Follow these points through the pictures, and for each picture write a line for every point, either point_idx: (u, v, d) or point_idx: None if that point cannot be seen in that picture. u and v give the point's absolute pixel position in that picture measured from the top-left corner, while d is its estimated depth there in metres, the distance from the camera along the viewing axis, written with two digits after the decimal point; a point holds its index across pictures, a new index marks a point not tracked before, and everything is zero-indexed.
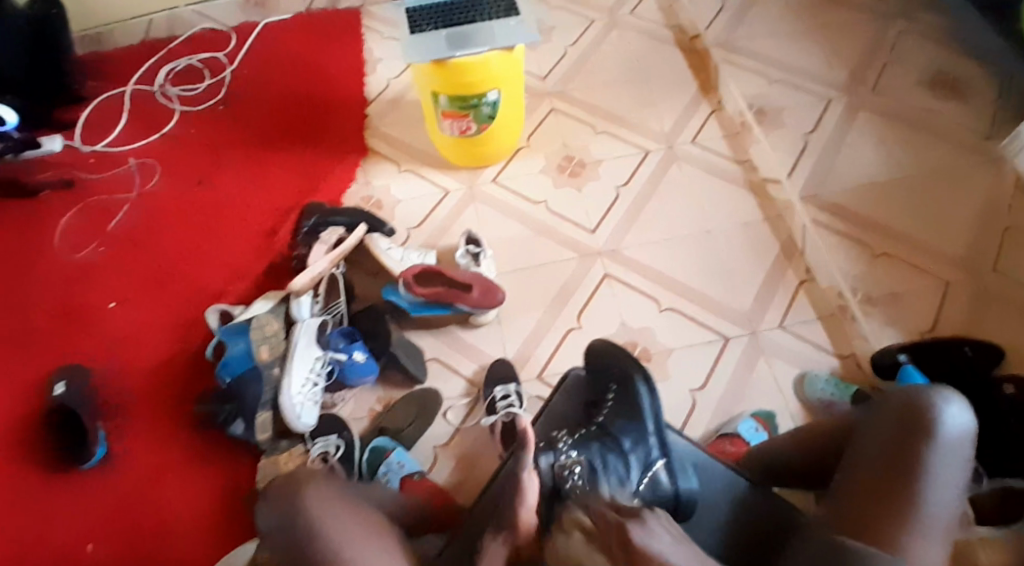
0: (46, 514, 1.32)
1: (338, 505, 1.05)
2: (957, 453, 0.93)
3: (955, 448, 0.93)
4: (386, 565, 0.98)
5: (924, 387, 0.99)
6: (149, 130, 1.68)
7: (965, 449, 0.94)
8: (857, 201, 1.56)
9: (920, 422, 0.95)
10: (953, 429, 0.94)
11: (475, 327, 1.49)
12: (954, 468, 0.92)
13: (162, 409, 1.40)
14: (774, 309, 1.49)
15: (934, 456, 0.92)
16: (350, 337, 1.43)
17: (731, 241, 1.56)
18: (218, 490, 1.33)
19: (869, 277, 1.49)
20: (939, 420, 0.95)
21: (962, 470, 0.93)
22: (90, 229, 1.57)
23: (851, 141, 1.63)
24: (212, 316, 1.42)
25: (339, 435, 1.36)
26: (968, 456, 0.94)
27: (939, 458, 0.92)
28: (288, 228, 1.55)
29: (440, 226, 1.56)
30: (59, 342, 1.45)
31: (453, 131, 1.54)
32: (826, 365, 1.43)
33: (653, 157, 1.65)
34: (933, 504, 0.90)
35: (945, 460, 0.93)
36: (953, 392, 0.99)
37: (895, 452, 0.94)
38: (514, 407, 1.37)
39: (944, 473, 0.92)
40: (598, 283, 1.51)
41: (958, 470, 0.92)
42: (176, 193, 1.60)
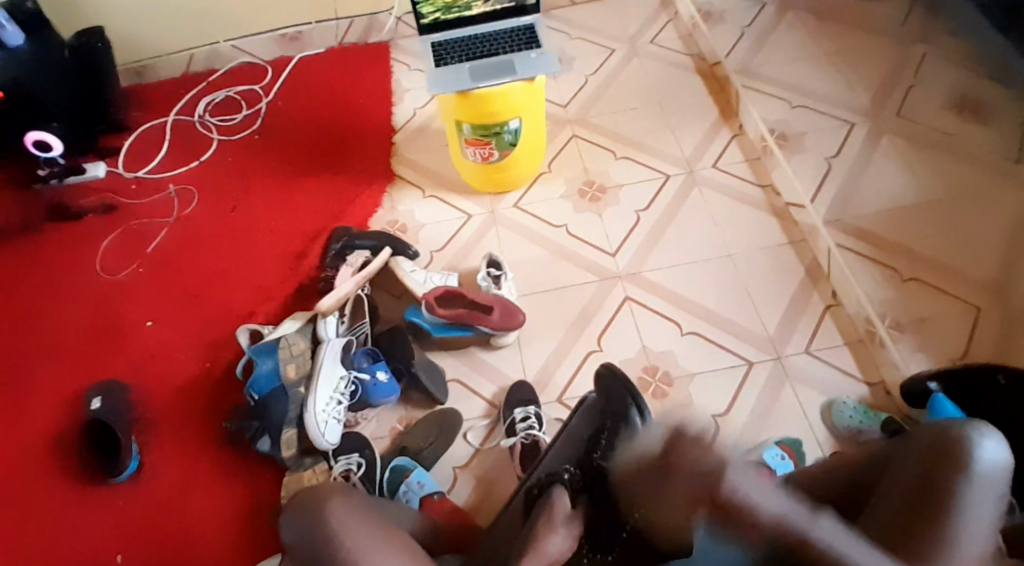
0: (76, 521, 1.36)
1: (354, 520, 1.06)
2: (994, 486, 0.92)
3: (991, 482, 0.92)
4: None
5: (960, 422, 0.99)
6: (188, 157, 1.76)
7: (1001, 483, 0.92)
8: (882, 224, 1.55)
9: (954, 455, 0.94)
10: (990, 464, 0.93)
11: (497, 349, 1.51)
12: (988, 499, 0.91)
13: (192, 426, 1.45)
14: (800, 332, 1.49)
15: (970, 489, 0.91)
16: (373, 357, 1.48)
17: (753, 264, 1.56)
18: (244, 504, 1.37)
19: (896, 302, 1.47)
20: (974, 455, 0.93)
21: (995, 503, 0.91)
22: (130, 252, 1.64)
23: (876, 164, 1.62)
24: (243, 336, 1.47)
25: (359, 454, 1.39)
26: (1004, 490, 0.93)
27: (974, 491, 0.91)
28: (318, 251, 1.59)
29: (463, 251, 1.59)
30: (98, 359, 1.51)
31: (476, 158, 1.58)
32: (854, 393, 1.42)
33: (673, 181, 1.66)
34: (969, 533, 0.88)
35: (981, 493, 0.91)
36: (991, 428, 0.98)
37: (927, 491, 0.92)
38: (533, 428, 1.38)
39: (980, 507, 0.89)
40: (619, 306, 1.52)
41: (993, 504, 0.91)
42: (211, 217, 1.67)
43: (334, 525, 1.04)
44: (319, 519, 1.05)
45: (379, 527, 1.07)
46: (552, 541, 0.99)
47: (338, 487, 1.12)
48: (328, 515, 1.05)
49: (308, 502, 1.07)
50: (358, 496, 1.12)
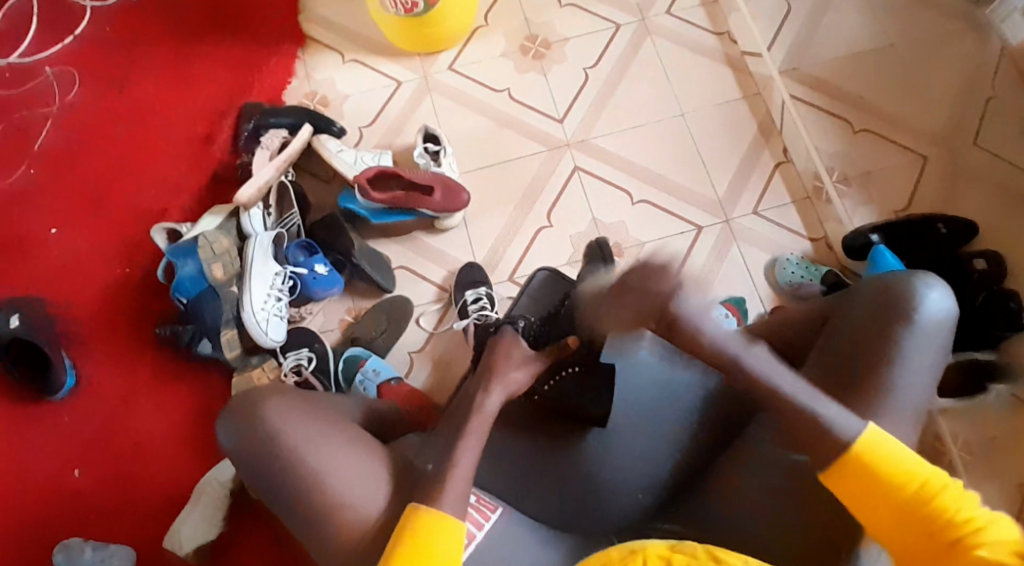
0: (25, 446, 1.34)
1: (295, 414, 0.99)
2: (936, 335, 0.96)
3: (934, 335, 0.95)
4: (359, 472, 0.95)
5: (906, 272, 1.00)
6: (62, 32, 1.48)
7: (944, 333, 0.96)
8: (840, 75, 1.49)
9: (901, 308, 0.97)
10: (934, 313, 0.96)
11: (442, 232, 1.43)
12: (930, 354, 0.95)
13: (124, 335, 1.37)
14: (749, 191, 1.46)
15: (912, 340, 0.95)
16: (309, 250, 1.38)
17: (705, 122, 1.47)
18: (196, 406, 1.35)
19: (845, 155, 1.46)
20: (918, 305, 0.96)
21: (937, 351, 0.95)
22: (11, 148, 1.42)
23: (836, 6, 1.51)
24: (158, 236, 1.33)
25: (310, 347, 1.36)
26: (945, 338, 0.97)
27: (916, 346, 0.95)
28: (228, 132, 1.42)
29: (396, 122, 1.44)
30: (0, 271, 1.37)
31: (398, 10, 1.36)
32: (797, 248, 1.43)
33: (624, 32, 1.51)
34: (902, 386, 0.94)
35: (922, 347, 0.95)
36: (935, 277, 1.00)
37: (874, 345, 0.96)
38: (485, 309, 1.36)
39: (920, 360, 0.95)
40: (568, 177, 1.44)
41: (934, 351, 0.95)
42: (97, 100, 1.44)
43: (273, 426, 0.97)
44: (257, 422, 0.97)
45: (321, 418, 1.00)
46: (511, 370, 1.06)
47: (275, 383, 1.04)
48: (266, 415, 0.98)
49: (241, 404, 0.99)
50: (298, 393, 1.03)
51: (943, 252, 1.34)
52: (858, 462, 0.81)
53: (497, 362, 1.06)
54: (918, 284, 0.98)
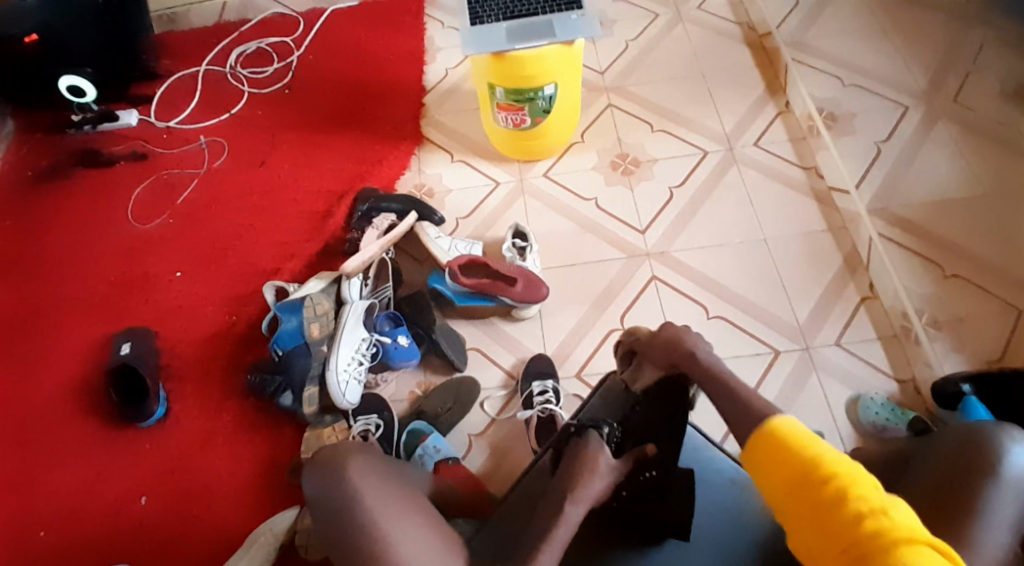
0: (101, 464, 1.41)
1: (375, 480, 1.06)
2: (1017, 494, 0.95)
3: (1017, 488, 0.95)
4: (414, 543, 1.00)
5: (991, 424, 1.02)
6: (218, 110, 1.75)
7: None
8: (930, 219, 1.45)
9: (982, 461, 0.97)
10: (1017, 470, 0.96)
11: (518, 320, 1.50)
12: (1015, 508, 0.94)
13: (216, 379, 1.48)
14: (830, 324, 1.44)
15: (994, 495, 0.94)
16: (395, 322, 1.48)
17: (786, 248, 1.51)
18: (264, 455, 1.40)
19: (935, 297, 1.41)
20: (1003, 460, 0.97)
21: (1020, 510, 0.94)
22: (161, 201, 1.64)
23: (925, 152, 1.50)
24: (269, 292, 1.47)
25: (379, 415, 1.42)
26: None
27: (1000, 498, 0.94)
28: (343, 211, 1.59)
29: (489, 218, 1.57)
30: (128, 307, 1.54)
31: (507, 123, 1.54)
32: (882, 389, 1.38)
33: (710, 158, 1.60)
34: (986, 542, 0.91)
35: (1006, 499, 0.95)
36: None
37: (949, 490, 0.96)
38: (550, 403, 1.38)
39: (1005, 513, 0.93)
40: (644, 286, 1.49)
41: (1016, 511, 0.94)
42: (240, 171, 1.66)
43: (357, 487, 1.04)
44: (337, 479, 1.05)
45: (397, 487, 1.08)
46: (593, 482, 1.02)
47: (354, 443, 1.11)
48: (350, 475, 1.05)
49: (327, 461, 1.07)
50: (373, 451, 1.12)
51: None
52: (767, 438, 0.85)
53: (583, 470, 1.02)
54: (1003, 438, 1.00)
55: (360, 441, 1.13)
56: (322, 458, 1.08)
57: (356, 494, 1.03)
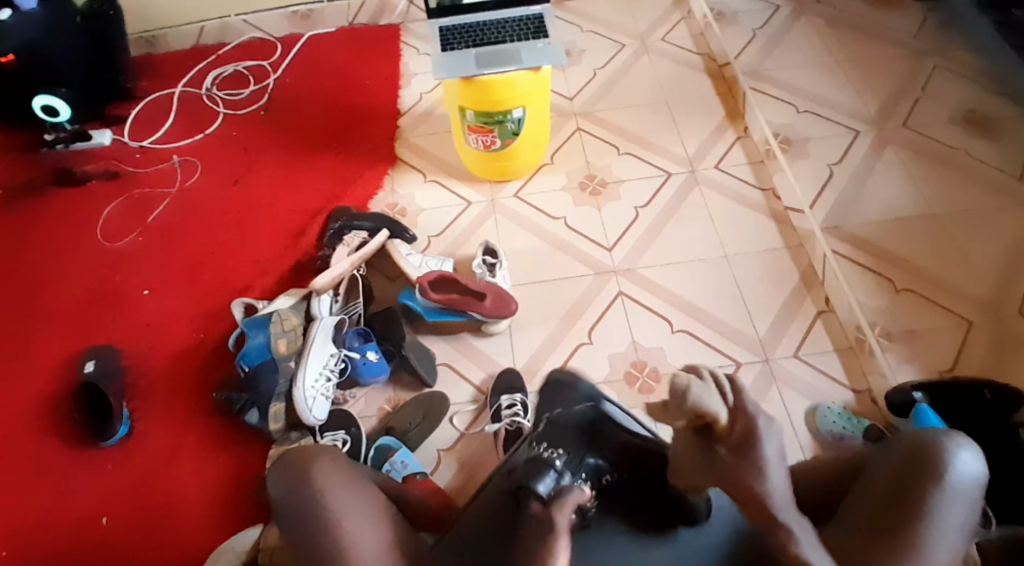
0: (63, 481, 1.38)
1: (342, 482, 1.06)
2: (965, 496, 0.98)
3: (964, 495, 0.98)
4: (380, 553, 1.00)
5: (937, 432, 1.03)
6: (193, 130, 1.77)
7: (972, 495, 0.99)
8: (881, 236, 1.54)
9: (932, 465, 1.00)
10: (964, 476, 0.99)
11: (487, 336, 1.52)
12: (960, 514, 0.98)
13: (183, 395, 1.46)
14: (789, 337, 1.48)
15: (942, 499, 0.97)
16: (365, 338, 1.47)
17: (748, 266, 1.56)
18: (227, 473, 1.37)
19: (887, 312, 1.46)
20: (950, 466, 0.99)
21: (968, 510, 0.98)
22: (132, 220, 1.65)
23: (877, 174, 1.61)
24: (237, 309, 1.47)
25: (347, 431, 1.40)
26: (975, 500, 0.99)
27: (949, 505, 0.97)
28: (316, 229, 1.61)
29: (460, 237, 1.60)
30: (95, 323, 1.53)
31: (478, 145, 1.58)
32: (838, 398, 1.42)
33: (674, 180, 1.66)
34: (937, 544, 0.96)
35: (953, 505, 0.98)
36: (967, 438, 1.03)
37: (896, 495, 0.99)
38: (518, 416, 1.39)
39: (951, 520, 0.97)
40: (612, 301, 1.53)
41: (964, 513, 0.98)
42: (213, 190, 1.68)
43: (321, 486, 1.04)
44: (307, 481, 1.05)
45: (362, 488, 1.07)
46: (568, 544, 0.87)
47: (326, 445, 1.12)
48: (315, 475, 1.05)
49: (296, 458, 1.08)
50: (344, 456, 1.12)
51: (988, 425, 1.27)
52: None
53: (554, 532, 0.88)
54: (949, 444, 1.02)
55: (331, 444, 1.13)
56: (290, 459, 1.08)
57: (323, 494, 1.03)
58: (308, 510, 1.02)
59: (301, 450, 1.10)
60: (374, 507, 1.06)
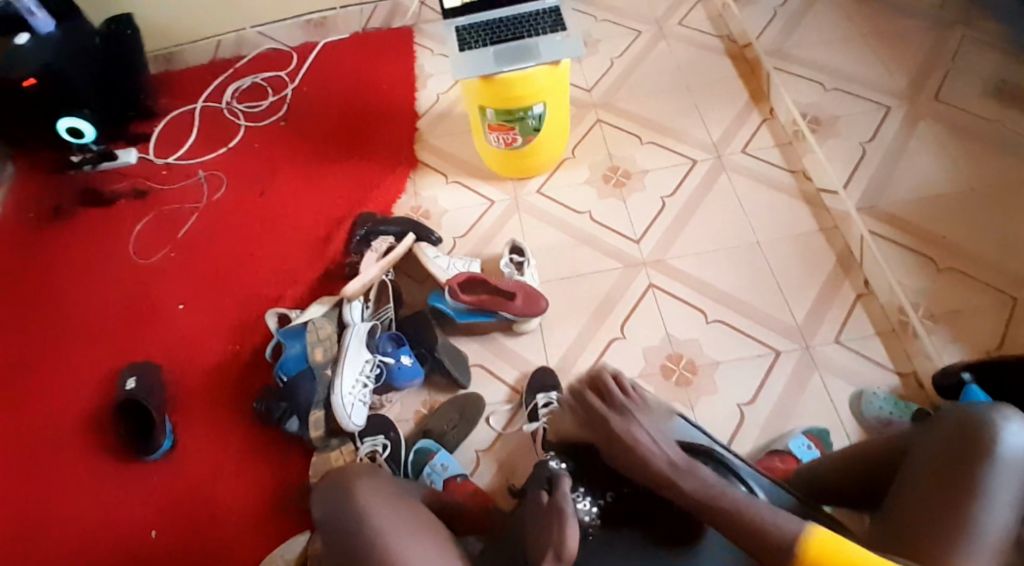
0: (108, 498, 1.40)
1: (382, 502, 1.07)
2: (1017, 472, 0.94)
3: (1015, 471, 0.94)
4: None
5: (982, 407, 1.00)
6: (216, 144, 1.78)
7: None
8: (916, 214, 1.50)
9: (980, 446, 0.96)
10: (1013, 450, 0.95)
11: (518, 335, 1.51)
12: (1013, 491, 0.93)
13: (221, 408, 1.47)
14: (828, 322, 1.45)
15: (993, 476, 0.94)
16: (397, 342, 1.47)
17: (780, 251, 1.53)
18: (271, 483, 1.38)
19: (929, 291, 1.43)
20: (997, 441, 0.95)
21: (1020, 487, 0.94)
22: (163, 236, 1.67)
23: (912, 149, 1.56)
24: (272, 320, 1.48)
25: (386, 435, 1.39)
26: None
27: (1000, 482, 0.93)
28: (342, 236, 1.61)
29: (486, 236, 1.59)
30: (131, 340, 1.55)
31: (499, 144, 1.57)
32: (883, 383, 1.39)
33: (700, 166, 1.63)
34: (989, 523, 0.91)
35: (1004, 482, 0.93)
36: (1015, 410, 1.00)
37: (944, 476, 0.96)
38: (554, 414, 1.39)
39: (1002, 497, 0.92)
40: (643, 293, 1.51)
41: (1016, 489, 0.93)
42: (239, 202, 1.69)
43: (364, 503, 1.05)
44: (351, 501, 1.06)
45: (404, 505, 1.08)
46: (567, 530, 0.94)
47: (364, 466, 1.13)
48: (357, 495, 1.06)
49: (338, 479, 1.09)
50: (384, 475, 1.14)
51: None
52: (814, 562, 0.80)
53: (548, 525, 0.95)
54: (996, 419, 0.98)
55: (371, 465, 1.15)
56: (333, 479, 1.10)
57: (365, 508, 1.04)
58: (354, 524, 1.03)
59: (342, 472, 1.11)
60: (421, 525, 1.06)
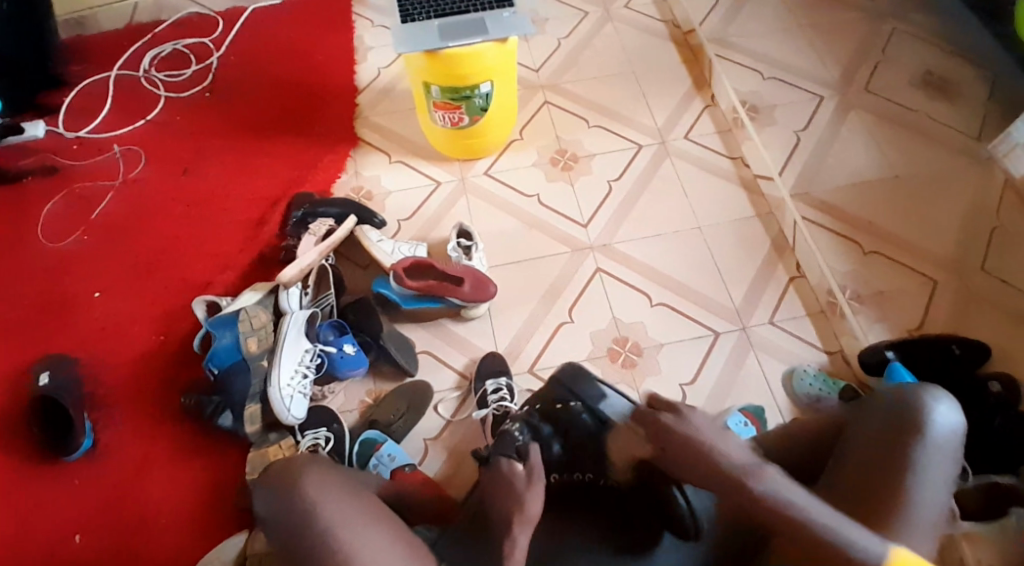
0: (25, 504, 1.28)
1: (334, 492, 0.99)
2: (945, 451, 0.94)
3: (944, 449, 0.94)
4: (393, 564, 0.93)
5: (914, 386, 0.99)
6: (133, 117, 1.64)
7: (954, 449, 0.95)
8: (847, 201, 1.56)
9: (909, 422, 0.96)
10: (943, 429, 0.95)
11: (467, 321, 1.48)
12: (943, 471, 0.93)
13: (150, 404, 1.36)
14: (764, 303, 1.49)
15: (926, 456, 0.93)
16: (340, 330, 1.40)
17: (723, 237, 1.56)
18: (205, 481, 1.30)
19: (856, 274, 1.49)
20: (930, 421, 0.95)
21: (951, 464, 0.94)
22: (74, 217, 1.53)
23: (843, 138, 1.63)
24: (199, 308, 1.38)
25: (328, 427, 1.34)
26: (956, 456, 0.95)
27: (931, 460, 0.93)
28: (279, 218, 1.52)
29: (431, 219, 1.54)
30: (43, 332, 1.42)
31: (445, 123, 1.53)
32: (815, 360, 1.44)
33: (645, 152, 1.64)
34: (920, 503, 0.91)
35: (935, 459, 0.93)
36: (942, 391, 1.00)
37: (880, 459, 0.95)
38: (505, 400, 1.36)
39: (934, 476, 0.92)
40: (590, 278, 1.51)
41: (947, 469, 0.93)
42: (161, 180, 1.57)
43: (315, 499, 0.97)
44: (300, 497, 0.97)
45: (356, 496, 1.01)
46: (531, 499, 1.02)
47: (303, 455, 1.05)
48: (304, 487, 0.98)
49: (281, 474, 1.00)
50: (328, 463, 1.05)
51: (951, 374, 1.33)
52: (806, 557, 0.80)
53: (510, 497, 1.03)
54: (927, 397, 0.98)
55: (313, 453, 1.06)
56: (275, 474, 1.00)
57: (315, 503, 0.96)
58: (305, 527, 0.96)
59: (288, 462, 1.02)
60: (378, 519, 0.98)
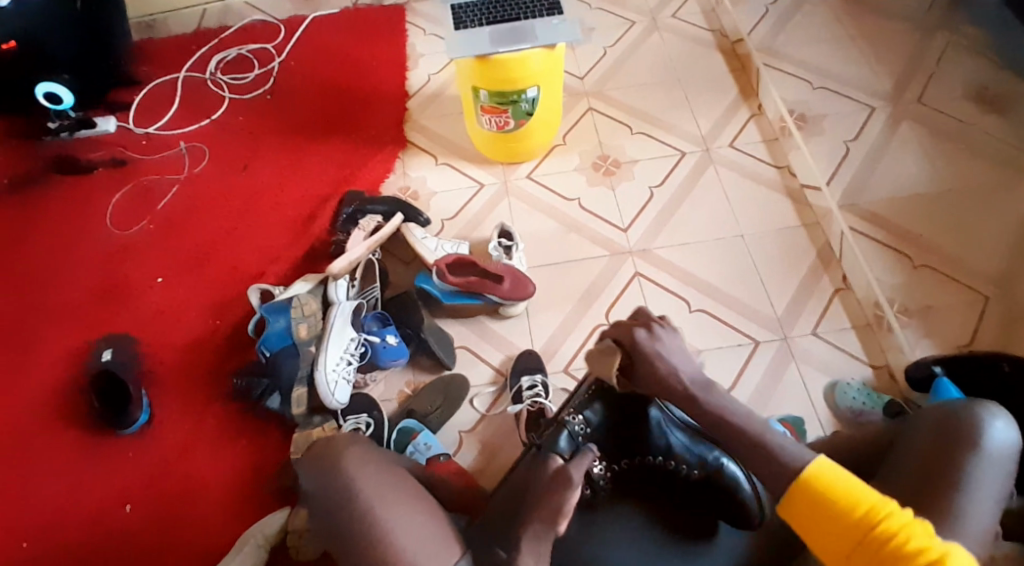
0: (82, 472, 1.36)
1: (369, 473, 1.01)
2: (998, 469, 0.92)
3: (996, 463, 0.92)
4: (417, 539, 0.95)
5: (967, 403, 0.99)
6: (198, 116, 1.75)
7: (1007, 465, 0.93)
8: (895, 212, 1.54)
9: (964, 436, 0.95)
10: (997, 445, 0.94)
11: (505, 319, 1.51)
12: (993, 485, 0.91)
13: (200, 385, 1.44)
14: (807, 313, 1.47)
15: (976, 468, 0.92)
16: (383, 321, 1.46)
17: (762, 244, 1.55)
18: (250, 460, 1.36)
19: (906, 287, 1.46)
20: (983, 434, 0.94)
21: (1002, 481, 0.92)
22: (142, 208, 1.63)
23: (893, 150, 1.61)
24: (254, 295, 1.45)
25: (369, 414, 1.38)
26: (1010, 474, 0.93)
27: (981, 473, 0.91)
28: (329, 214, 1.59)
29: (474, 219, 1.59)
30: (107, 313, 1.51)
31: (491, 126, 1.57)
32: (857, 374, 1.41)
33: (687, 159, 1.66)
34: (972, 514, 0.89)
35: (987, 475, 0.92)
36: (999, 409, 0.98)
37: (929, 469, 0.94)
38: (539, 397, 1.38)
39: (983, 488, 0.90)
40: (627, 282, 1.52)
41: (997, 486, 0.91)
42: (221, 175, 1.66)
43: (350, 479, 1.00)
44: (337, 477, 1.00)
45: (390, 474, 1.03)
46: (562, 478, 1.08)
47: (347, 435, 1.07)
48: (343, 467, 1.01)
49: (323, 451, 1.04)
50: (369, 446, 1.08)
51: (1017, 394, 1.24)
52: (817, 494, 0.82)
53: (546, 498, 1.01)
54: (981, 415, 0.97)
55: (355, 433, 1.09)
56: (318, 448, 1.04)
57: (349, 483, 0.99)
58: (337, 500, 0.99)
59: (329, 442, 1.06)
60: (411, 499, 1.01)
